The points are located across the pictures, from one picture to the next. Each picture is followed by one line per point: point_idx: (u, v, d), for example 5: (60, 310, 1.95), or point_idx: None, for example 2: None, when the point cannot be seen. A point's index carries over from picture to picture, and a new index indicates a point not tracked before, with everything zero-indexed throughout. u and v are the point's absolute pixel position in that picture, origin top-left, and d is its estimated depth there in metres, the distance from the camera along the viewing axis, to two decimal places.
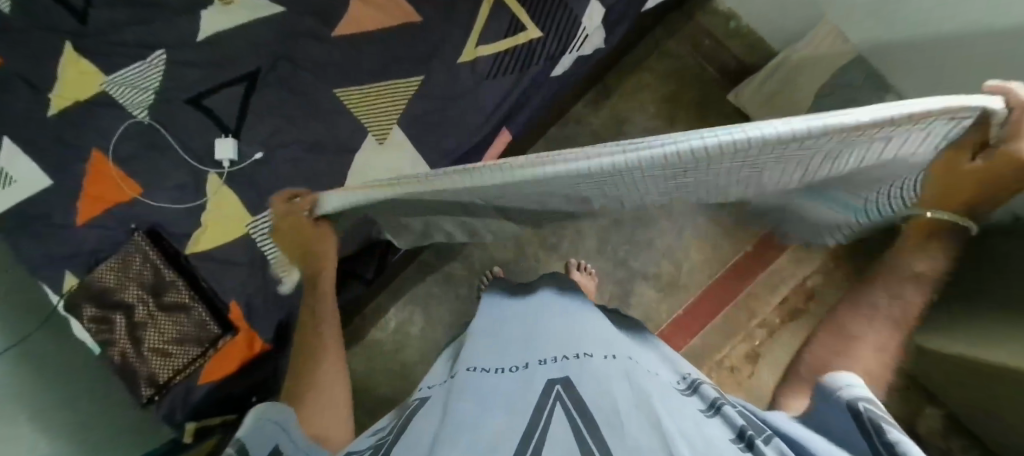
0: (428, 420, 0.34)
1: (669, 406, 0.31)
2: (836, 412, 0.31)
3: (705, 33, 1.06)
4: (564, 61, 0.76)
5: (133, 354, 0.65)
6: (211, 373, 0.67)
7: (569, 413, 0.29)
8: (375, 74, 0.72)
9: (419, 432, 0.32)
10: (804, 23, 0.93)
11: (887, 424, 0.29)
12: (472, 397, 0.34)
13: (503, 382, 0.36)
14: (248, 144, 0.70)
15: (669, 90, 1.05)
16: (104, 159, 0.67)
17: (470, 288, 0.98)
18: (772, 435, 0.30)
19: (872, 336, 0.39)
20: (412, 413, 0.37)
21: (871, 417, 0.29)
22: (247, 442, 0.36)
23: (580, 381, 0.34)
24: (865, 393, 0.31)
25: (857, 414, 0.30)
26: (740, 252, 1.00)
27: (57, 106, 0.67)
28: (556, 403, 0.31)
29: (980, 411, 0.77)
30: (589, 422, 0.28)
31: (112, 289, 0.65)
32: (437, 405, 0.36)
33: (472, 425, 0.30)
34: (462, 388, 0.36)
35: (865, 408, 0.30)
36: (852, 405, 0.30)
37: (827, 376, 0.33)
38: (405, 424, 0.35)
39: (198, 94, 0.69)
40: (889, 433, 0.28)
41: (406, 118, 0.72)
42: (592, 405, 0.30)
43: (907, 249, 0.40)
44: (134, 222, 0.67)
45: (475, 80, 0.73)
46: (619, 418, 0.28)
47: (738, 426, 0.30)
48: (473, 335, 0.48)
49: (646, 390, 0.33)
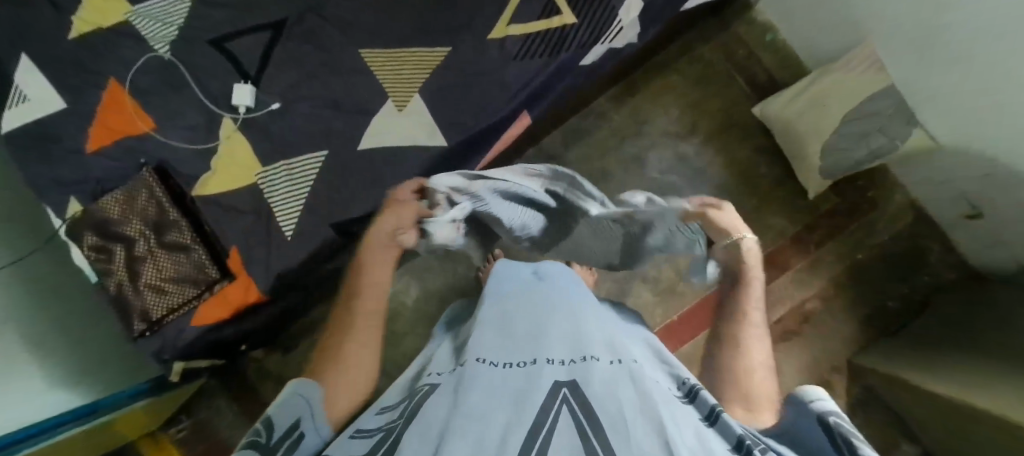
0: (438, 404, 0.34)
1: (671, 414, 0.31)
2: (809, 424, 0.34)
3: (741, 41, 1.03)
4: (595, 50, 0.74)
5: (130, 287, 0.64)
6: (203, 318, 0.66)
7: (577, 415, 0.30)
8: (402, 38, 0.71)
9: (431, 416, 0.32)
10: (839, 46, 0.90)
11: (855, 438, 0.32)
12: (482, 391, 0.34)
13: (509, 377, 0.36)
14: (266, 94, 0.69)
15: (697, 95, 1.03)
16: (121, 88, 0.66)
17: (468, 267, 0.98)
18: (767, 448, 0.31)
19: (761, 366, 0.45)
20: (421, 396, 0.37)
21: (840, 430, 0.33)
22: (273, 416, 0.37)
23: (586, 384, 0.33)
24: (830, 406, 0.35)
25: (828, 427, 0.33)
26: None
27: (79, 29, 0.66)
28: (562, 406, 0.31)
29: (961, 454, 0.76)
30: (596, 427, 0.29)
31: (116, 221, 0.64)
32: (444, 394, 0.36)
33: (482, 420, 0.30)
34: (470, 380, 0.36)
35: (834, 421, 0.33)
36: (822, 418, 0.34)
37: (795, 392, 0.37)
38: (414, 408, 0.35)
39: (222, 37, 0.69)
40: (860, 448, 0.31)
41: (428, 88, 0.71)
42: (598, 408, 0.30)
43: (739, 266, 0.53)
44: (144, 158, 0.67)
45: (502, 58, 0.71)
46: (625, 424, 0.29)
47: (736, 436, 0.31)
48: (482, 322, 0.48)
49: (652, 395, 0.32)
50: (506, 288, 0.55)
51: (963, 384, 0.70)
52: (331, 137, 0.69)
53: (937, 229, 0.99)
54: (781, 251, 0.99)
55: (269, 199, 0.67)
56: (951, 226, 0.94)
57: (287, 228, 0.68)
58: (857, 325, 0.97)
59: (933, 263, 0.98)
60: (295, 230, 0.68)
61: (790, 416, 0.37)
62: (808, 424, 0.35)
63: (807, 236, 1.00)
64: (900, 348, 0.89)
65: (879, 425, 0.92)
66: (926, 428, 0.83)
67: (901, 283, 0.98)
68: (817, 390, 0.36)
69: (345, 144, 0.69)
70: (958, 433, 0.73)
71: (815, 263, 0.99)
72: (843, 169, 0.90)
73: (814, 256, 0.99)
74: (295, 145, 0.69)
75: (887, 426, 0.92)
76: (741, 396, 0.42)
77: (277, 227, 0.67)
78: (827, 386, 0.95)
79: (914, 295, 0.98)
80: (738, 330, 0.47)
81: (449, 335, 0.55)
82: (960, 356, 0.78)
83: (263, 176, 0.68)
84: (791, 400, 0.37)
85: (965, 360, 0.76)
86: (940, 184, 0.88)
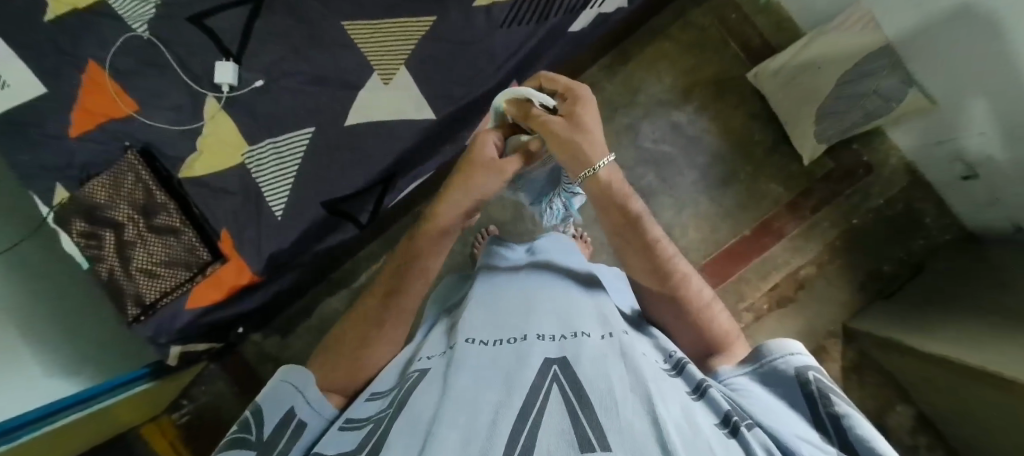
0: (427, 391, 0.34)
1: (659, 390, 0.31)
2: (784, 377, 0.35)
3: (733, 6, 1.02)
4: (584, 16, 0.73)
5: (121, 271, 0.63)
6: (198, 299, 0.66)
7: (566, 394, 0.30)
8: (386, 9, 0.69)
9: (420, 404, 0.33)
10: (833, 6, 0.88)
11: (833, 395, 0.33)
12: (472, 376, 0.34)
13: (501, 358, 0.36)
14: (249, 71, 0.68)
15: (690, 62, 1.01)
16: (101, 71, 0.65)
17: (462, 244, 0.97)
18: (753, 422, 0.31)
19: (708, 295, 0.48)
20: (415, 383, 0.36)
21: (818, 386, 0.34)
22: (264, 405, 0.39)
23: (579, 360, 0.33)
24: (809, 360, 0.35)
25: (805, 382, 0.34)
26: (738, 236, 0.99)
27: (55, 11, 0.64)
28: (553, 384, 0.31)
29: (955, 411, 0.77)
30: (585, 405, 0.29)
31: (102, 206, 0.63)
32: (433, 380, 0.36)
33: (471, 405, 0.30)
34: (461, 362, 0.36)
35: (813, 377, 0.34)
36: (800, 374, 0.34)
37: (768, 342, 0.37)
38: (403, 396, 0.35)
39: (200, 13, 0.67)
40: (836, 406, 0.32)
41: (415, 59, 0.70)
42: (590, 386, 0.30)
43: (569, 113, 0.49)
44: (128, 140, 0.65)
45: (489, 26, 0.70)
46: (615, 403, 0.29)
47: (722, 412, 0.31)
48: (472, 298, 0.47)
49: (643, 370, 0.32)
50: (501, 269, 0.53)
51: (958, 345, 0.71)
52: (317, 113, 0.68)
53: (931, 191, 0.98)
54: (775, 217, 0.99)
55: (257, 178, 0.66)
56: (946, 187, 0.94)
57: (279, 207, 0.67)
58: (852, 289, 0.97)
59: (928, 225, 0.98)
60: (286, 210, 0.67)
61: (756, 361, 0.37)
62: (778, 375, 0.35)
63: (802, 202, 0.99)
64: (895, 310, 0.90)
65: (871, 386, 0.94)
66: (920, 387, 0.84)
67: (895, 247, 0.98)
68: (792, 342, 0.36)
69: (331, 120, 0.68)
70: (952, 390, 0.74)
71: (810, 230, 0.99)
72: (838, 133, 0.89)
73: (810, 222, 0.99)
74: (282, 122, 0.68)
75: (879, 386, 0.94)
76: (715, 340, 0.44)
77: (268, 206, 0.67)
78: (822, 350, 0.96)
79: (909, 258, 0.98)
80: (663, 253, 0.48)
81: (443, 315, 0.53)
82: (957, 318, 0.77)
83: (250, 155, 0.67)
84: (763, 352, 0.37)
85: (960, 320, 0.76)
86: (935, 144, 0.87)
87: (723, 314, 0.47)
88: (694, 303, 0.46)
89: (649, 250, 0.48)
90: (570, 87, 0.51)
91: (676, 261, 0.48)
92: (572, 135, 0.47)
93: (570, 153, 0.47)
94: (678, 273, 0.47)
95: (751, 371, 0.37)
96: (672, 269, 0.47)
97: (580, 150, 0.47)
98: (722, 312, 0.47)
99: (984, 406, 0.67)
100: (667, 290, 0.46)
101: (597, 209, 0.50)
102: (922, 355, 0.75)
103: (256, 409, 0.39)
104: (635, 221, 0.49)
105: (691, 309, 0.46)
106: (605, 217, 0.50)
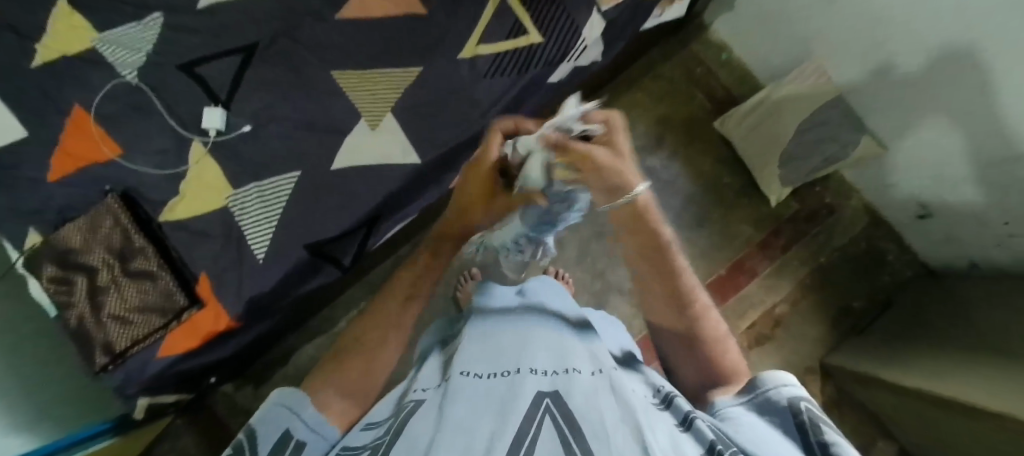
0: (422, 420, 0.34)
1: (649, 423, 0.31)
2: (778, 406, 0.36)
3: (699, 60, 1.09)
4: (562, 68, 0.77)
5: (92, 319, 0.61)
6: (171, 348, 0.63)
7: (558, 425, 0.30)
8: (374, 60, 0.72)
9: (416, 431, 0.33)
10: (789, 61, 0.96)
11: (823, 423, 0.33)
12: (467, 404, 0.34)
13: (493, 390, 0.36)
14: (237, 116, 0.69)
15: (661, 110, 1.08)
16: (86, 115, 0.65)
17: (445, 288, 0.98)
18: (738, 451, 0.31)
19: (722, 332, 0.48)
20: (407, 413, 0.36)
21: (809, 415, 0.34)
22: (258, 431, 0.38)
23: (570, 394, 0.33)
24: (801, 391, 0.36)
25: (797, 411, 0.35)
26: (714, 275, 1.02)
27: (44, 56, 0.65)
28: (545, 415, 0.31)
29: (935, 445, 0.79)
30: (577, 435, 0.29)
31: (77, 250, 0.62)
32: (430, 408, 0.36)
33: (466, 432, 0.30)
34: (456, 393, 0.36)
35: (805, 406, 0.35)
36: (792, 404, 0.35)
37: (762, 374, 0.38)
38: (400, 424, 0.35)
39: (191, 61, 0.69)
40: (826, 435, 0.32)
41: (401, 107, 0.72)
42: (581, 418, 0.31)
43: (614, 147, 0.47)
44: (109, 184, 0.65)
45: (473, 76, 0.73)
46: (606, 433, 0.29)
47: (708, 441, 0.31)
48: (468, 336, 0.47)
49: (632, 404, 0.33)
50: (495, 309, 0.54)
51: (933, 377, 0.73)
52: (305, 158, 0.69)
53: (892, 230, 1.04)
54: (749, 257, 1.03)
55: (241, 221, 0.67)
56: (904, 227, 0.99)
57: (261, 250, 0.67)
58: (826, 326, 1.00)
59: (891, 262, 1.03)
60: (268, 254, 0.67)
61: (755, 391, 0.38)
62: (774, 404, 0.36)
63: (772, 242, 1.04)
64: (867, 345, 0.93)
65: (854, 423, 0.96)
66: (898, 422, 0.86)
67: (863, 285, 1.02)
68: (783, 373, 0.37)
69: (319, 166, 0.70)
70: (928, 423, 0.76)
71: (783, 268, 1.02)
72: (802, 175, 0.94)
73: (782, 261, 1.03)
74: (268, 166, 0.69)
75: (861, 423, 0.96)
76: (719, 372, 0.44)
77: (249, 249, 0.66)
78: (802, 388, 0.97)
79: (876, 294, 1.02)
80: (686, 281, 0.50)
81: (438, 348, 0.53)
82: (932, 350, 0.80)
83: (234, 199, 0.67)
84: (757, 382, 0.38)
85: (933, 354, 0.79)
86: (891, 187, 0.93)
87: (733, 351, 0.47)
88: (708, 335, 0.47)
89: (675, 275, 0.50)
90: (606, 118, 0.47)
91: (697, 292, 0.50)
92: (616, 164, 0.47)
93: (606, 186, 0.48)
94: (699, 305, 0.49)
95: (747, 400, 0.38)
96: (692, 300, 0.49)
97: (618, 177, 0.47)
98: (733, 349, 0.47)
99: (963, 437, 0.69)
100: (682, 315, 0.48)
101: (627, 235, 0.52)
102: (898, 388, 0.77)
103: (250, 432, 0.38)
104: (665, 249, 0.50)
105: (704, 339, 0.46)
106: (632, 241, 0.51)
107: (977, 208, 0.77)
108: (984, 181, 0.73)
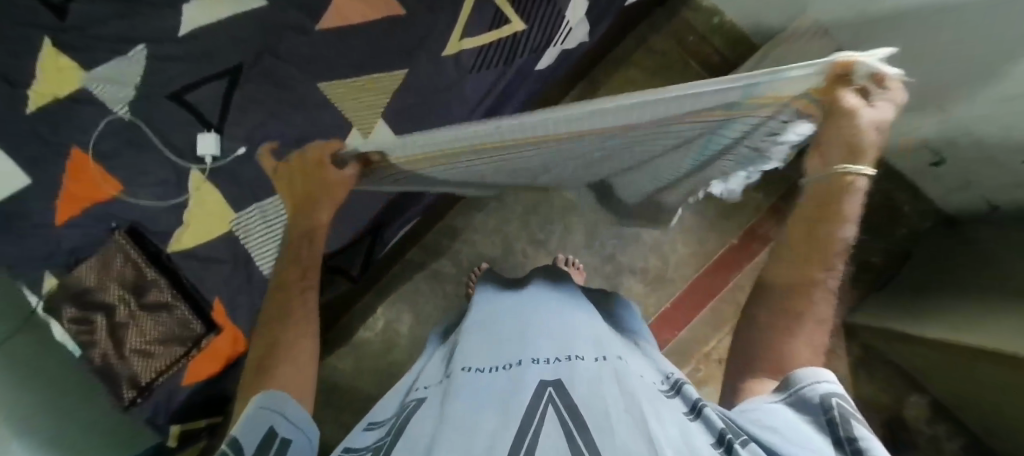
0: (425, 417, 0.34)
1: (654, 411, 0.31)
2: (807, 404, 0.33)
3: (689, 28, 1.06)
4: (549, 54, 0.75)
5: (115, 355, 0.63)
6: (196, 375, 0.65)
7: (561, 415, 0.30)
8: (359, 67, 0.71)
9: (418, 429, 0.32)
10: (783, 19, 0.93)
11: (854, 420, 0.31)
12: (468, 398, 0.33)
13: (494, 383, 0.35)
14: (231, 140, 0.69)
15: (655, 85, 1.06)
16: (85, 156, 0.65)
17: (457, 286, 0.98)
18: (749, 439, 0.30)
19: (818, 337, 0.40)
20: (408, 412, 0.36)
21: (840, 412, 0.31)
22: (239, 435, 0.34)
23: (572, 383, 0.33)
24: (835, 388, 0.33)
25: (828, 408, 0.32)
26: (726, 245, 1.01)
27: (36, 102, 0.65)
28: (548, 405, 0.31)
29: (971, 397, 0.78)
30: (580, 425, 0.29)
31: (93, 289, 0.64)
32: (430, 408, 0.35)
33: (467, 428, 0.30)
34: (456, 392, 0.35)
35: (835, 402, 0.32)
36: (823, 401, 0.32)
37: (796, 371, 0.36)
38: (402, 423, 0.34)
39: (179, 89, 0.69)
40: (856, 430, 0.30)
41: (392, 111, 0.72)
42: (583, 407, 0.30)
43: (846, 111, 0.32)
44: (116, 221, 0.66)
45: (459, 72, 0.72)
46: (609, 423, 0.29)
47: (717, 429, 0.30)
48: (468, 329, 0.46)
49: (637, 394, 0.33)
50: (503, 292, 0.53)
51: (958, 325, 0.72)
52: None
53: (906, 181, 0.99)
54: (761, 223, 1.01)
55: (247, 243, 0.68)
56: (918, 177, 0.95)
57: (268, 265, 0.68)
58: (846, 287, 0.98)
59: (907, 214, 1.00)
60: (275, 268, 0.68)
61: (789, 392, 0.35)
62: (805, 404, 0.33)
63: (783, 206, 1.01)
64: (887, 301, 0.92)
65: (882, 380, 0.95)
66: (929, 377, 0.85)
67: (880, 239, 1.00)
68: (818, 370, 0.35)
69: None
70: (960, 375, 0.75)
71: None
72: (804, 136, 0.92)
73: None
74: (266, 186, 0.69)
75: (889, 379, 0.95)
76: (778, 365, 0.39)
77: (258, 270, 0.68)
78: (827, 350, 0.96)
79: (894, 248, 1.00)
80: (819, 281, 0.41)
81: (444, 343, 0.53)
82: (960, 299, 0.78)
83: (237, 223, 0.68)
84: (790, 380, 0.35)
85: (958, 303, 0.77)
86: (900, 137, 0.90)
87: (813, 348, 0.39)
88: (799, 333, 0.40)
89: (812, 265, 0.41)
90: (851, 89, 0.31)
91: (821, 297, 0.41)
92: (871, 127, 0.33)
93: (842, 152, 0.36)
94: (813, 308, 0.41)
95: (780, 399, 0.35)
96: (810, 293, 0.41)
97: (861, 137, 0.34)
98: (818, 346, 0.39)
99: (989, 378, 0.68)
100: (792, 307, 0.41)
101: (803, 196, 0.41)
102: (925, 342, 0.75)
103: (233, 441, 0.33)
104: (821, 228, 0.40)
105: (785, 328, 0.40)
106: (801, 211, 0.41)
107: (992, 151, 0.75)
108: (996, 123, 0.70)
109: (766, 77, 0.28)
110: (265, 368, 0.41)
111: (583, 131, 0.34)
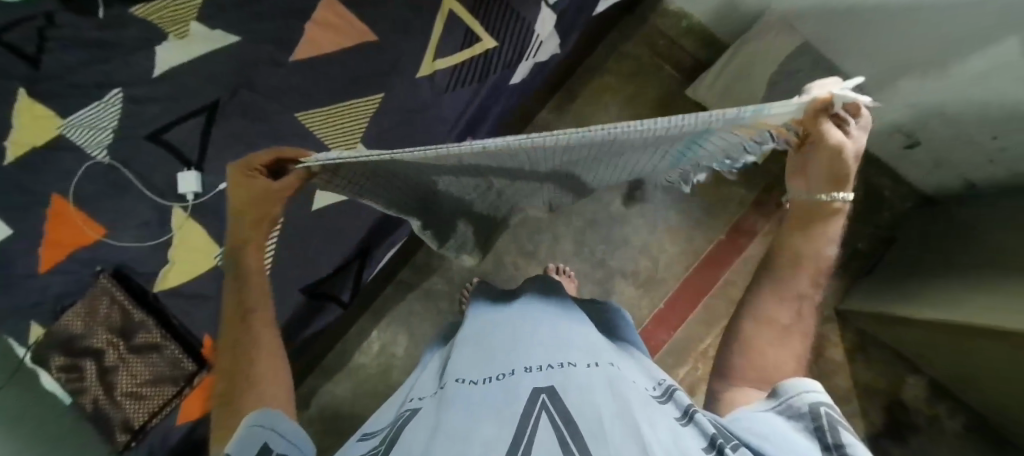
0: (419, 428, 0.34)
1: (645, 416, 0.31)
2: (797, 411, 0.33)
3: (659, 33, 1.08)
4: (522, 68, 0.77)
5: (106, 400, 0.63)
6: (189, 413, 0.64)
7: (555, 423, 0.30)
8: (335, 95, 0.72)
9: (412, 440, 0.32)
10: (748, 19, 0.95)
11: (842, 427, 0.31)
12: (462, 407, 0.33)
13: (488, 392, 0.35)
14: (212, 175, 0.69)
15: (630, 92, 1.08)
16: (65, 202, 0.65)
17: (451, 304, 0.98)
18: (740, 443, 0.31)
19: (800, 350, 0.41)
20: (402, 423, 0.36)
21: (829, 419, 0.32)
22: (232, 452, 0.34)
23: (566, 389, 0.33)
24: (824, 394, 0.33)
25: (817, 415, 0.32)
26: (714, 242, 1.02)
27: (14, 152, 0.65)
28: (542, 413, 0.31)
29: (967, 374, 0.79)
30: (575, 432, 0.29)
31: (81, 335, 0.63)
32: (425, 417, 0.35)
33: (462, 438, 0.30)
34: (449, 402, 0.35)
35: (825, 410, 0.32)
36: (812, 409, 0.32)
37: (785, 378, 0.36)
38: (395, 434, 0.34)
39: (157, 129, 0.69)
40: (844, 436, 0.31)
41: (371, 134, 0.72)
42: (578, 413, 0.31)
43: (828, 144, 0.31)
44: (100, 265, 0.66)
45: (435, 92, 0.73)
46: (603, 430, 0.29)
47: (709, 433, 0.31)
48: (461, 341, 0.46)
49: (630, 399, 0.33)
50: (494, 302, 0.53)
51: (948, 304, 0.72)
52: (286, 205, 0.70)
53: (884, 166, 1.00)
54: (746, 218, 1.02)
55: None
56: (894, 161, 0.96)
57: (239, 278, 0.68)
58: (836, 274, 0.98)
59: (888, 198, 1.01)
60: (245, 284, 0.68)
61: (778, 401, 0.35)
62: (795, 412, 0.33)
63: (766, 199, 1.02)
64: (877, 285, 0.93)
65: (880, 363, 0.96)
66: (925, 357, 0.86)
67: (865, 225, 1.01)
68: (806, 379, 0.35)
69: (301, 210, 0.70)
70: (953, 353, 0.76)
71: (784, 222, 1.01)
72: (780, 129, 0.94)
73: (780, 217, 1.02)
74: None
75: (886, 362, 0.96)
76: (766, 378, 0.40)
77: None
78: (823, 338, 0.96)
79: (879, 232, 1.01)
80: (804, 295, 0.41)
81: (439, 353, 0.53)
82: (948, 278, 0.79)
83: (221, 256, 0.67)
84: (779, 389, 0.35)
85: (945, 282, 0.78)
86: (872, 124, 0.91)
87: (796, 359, 0.40)
88: (783, 346, 0.40)
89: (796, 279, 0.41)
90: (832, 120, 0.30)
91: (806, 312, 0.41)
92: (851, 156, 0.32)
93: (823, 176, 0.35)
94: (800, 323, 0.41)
95: (772, 408, 0.34)
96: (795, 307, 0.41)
97: (843, 168, 0.33)
98: (800, 355, 0.41)
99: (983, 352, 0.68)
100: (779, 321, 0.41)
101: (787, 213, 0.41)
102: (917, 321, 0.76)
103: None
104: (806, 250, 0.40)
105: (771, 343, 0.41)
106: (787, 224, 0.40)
107: (963, 130, 0.76)
108: (962, 103, 0.72)
109: (754, 111, 0.25)
110: (244, 386, 0.41)
111: (545, 153, 0.32)
